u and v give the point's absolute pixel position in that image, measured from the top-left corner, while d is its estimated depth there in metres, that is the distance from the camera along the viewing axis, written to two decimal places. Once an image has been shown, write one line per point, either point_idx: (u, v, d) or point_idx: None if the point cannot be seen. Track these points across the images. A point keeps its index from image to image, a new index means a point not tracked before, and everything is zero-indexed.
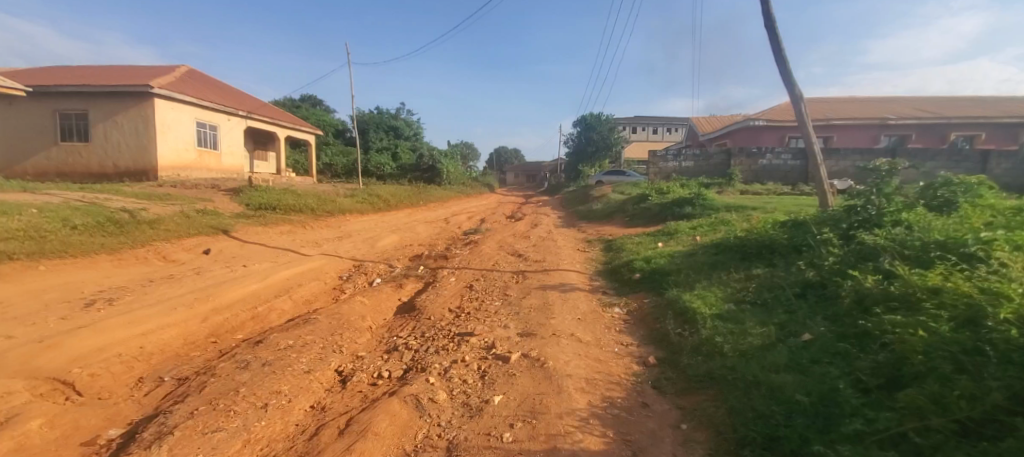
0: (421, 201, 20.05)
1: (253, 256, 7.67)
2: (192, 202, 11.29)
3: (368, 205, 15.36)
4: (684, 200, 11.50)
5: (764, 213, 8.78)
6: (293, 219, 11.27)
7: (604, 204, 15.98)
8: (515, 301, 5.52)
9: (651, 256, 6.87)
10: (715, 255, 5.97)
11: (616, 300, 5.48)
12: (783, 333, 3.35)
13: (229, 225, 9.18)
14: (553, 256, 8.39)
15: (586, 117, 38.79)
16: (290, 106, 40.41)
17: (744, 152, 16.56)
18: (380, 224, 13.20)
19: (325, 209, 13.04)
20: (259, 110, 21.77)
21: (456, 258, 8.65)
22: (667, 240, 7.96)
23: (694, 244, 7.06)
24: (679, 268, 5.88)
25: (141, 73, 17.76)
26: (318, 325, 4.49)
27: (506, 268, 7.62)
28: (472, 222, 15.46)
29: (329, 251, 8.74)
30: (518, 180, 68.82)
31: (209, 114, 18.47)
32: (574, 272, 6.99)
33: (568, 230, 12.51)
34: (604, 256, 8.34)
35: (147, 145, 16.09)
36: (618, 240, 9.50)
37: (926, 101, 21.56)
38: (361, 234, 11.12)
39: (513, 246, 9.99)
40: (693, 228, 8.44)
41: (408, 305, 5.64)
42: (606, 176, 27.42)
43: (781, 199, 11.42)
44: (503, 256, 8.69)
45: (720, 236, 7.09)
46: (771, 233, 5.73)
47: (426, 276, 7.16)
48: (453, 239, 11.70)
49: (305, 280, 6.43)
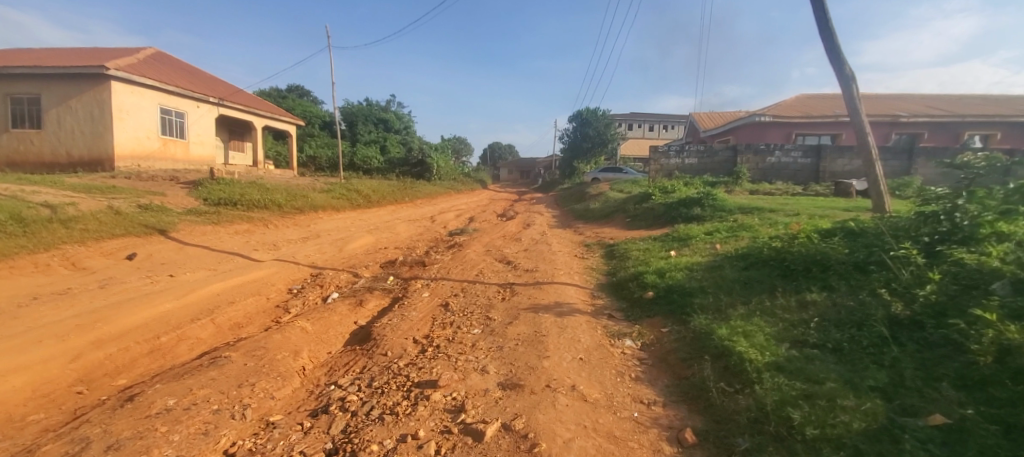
0: (406, 197, 18.73)
1: (189, 262, 6.41)
2: (138, 196, 9.96)
3: (346, 201, 14.09)
4: (693, 201, 10.47)
5: (788, 217, 7.72)
6: (255, 217, 10.00)
7: (603, 202, 14.84)
8: (498, 328, 4.36)
9: (665, 268, 5.71)
10: (747, 271, 4.84)
11: (627, 329, 4.32)
12: (896, 410, 2.21)
13: (171, 223, 7.89)
14: (547, 265, 7.25)
15: (583, 112, 37.52)
16: (275, 96, 38.80)
17: (752, 148, 15.59)
18: (356, 223, 11.94)
19: (295, 206, 11.75)
20: (233, 98, 20.34)
21: (435, 265, 7.45)
22: (678, 248, 6.84)
23: (715, 254, 5.94)
24: (704, 286, 4.75)
25: (100, 55, 16.29)
26: (225, 368, 3.26)
27: (491, 279, 6.46)
28: (459, 222, 14.22)
29: (287, 255, 7.51)
30: (512, 176, 67.81)
31: (175, 99, 17.03)
32: (573, 287, 5.83)
33: (563, 232, 11.35)
34: (606, 264, 7.22)
35: (102, 132, 14.64)
36: (620, 246, 8.33)
37: (938, 99, 20.71)
38: (332, 235, 9.87)
39: (502, 250, 8.80)
40: (708, 233, 7.34)
41: (362, 330, 4.43)
42: (602, 173, 26.40)
43: (798, 200, 10.41)
44: (489, 264, 7.54)
45: (745, 245, 6.00)
46: (819, 245, 4.62)
47: (395, 289, 5.97)
48: (436, 241, 10.49)
49: (242, 295, 5.21)
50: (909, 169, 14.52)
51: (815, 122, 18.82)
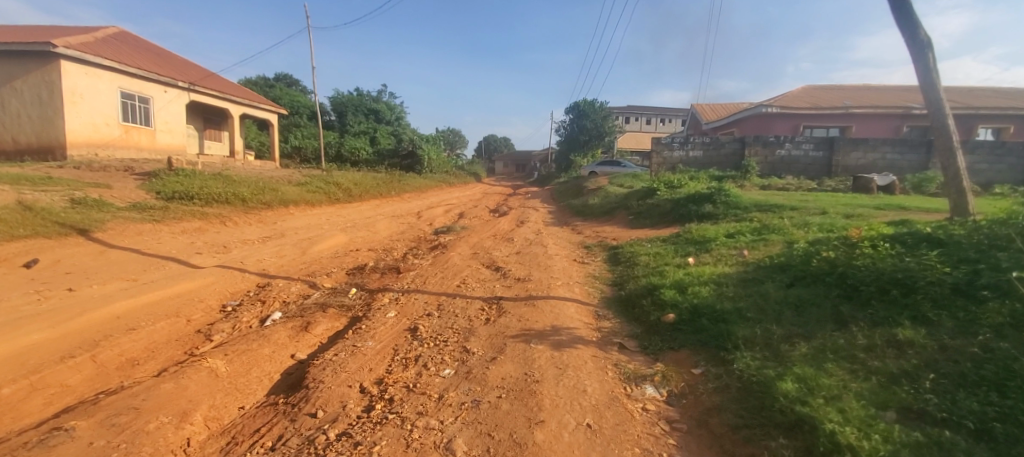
0: (392, 190, 17.55)
1: (104, 272, 5.30)
2: (77, 189, 8.82)
3: (323, 195, 12.97)
4: (702, 197, 9.50)
5: (819, 218, 6.70)
6: (212, 212, 8.87)
7: (602, 197, 13.80)
8: (476, 368, 3.28)
9: (685, 280, 4.66)
10: (796, 290, 3.80)
11: (646, 371, 3.25)
12: None
13: (98, 223, 6.82)
14: (541, 272, 6.20)
15: (580, 103, 36.36)
16: (261, 84, 37.28)
17: (760, 140, 14.61)
18: (331, 220, 10.81)
19: (263, 200, 10.61)
20: (206, 83, 18.95)
21: (411, 272, 6.37)
22: (693, 253, 5.83)
23: (744, 263, 4.90)
24: (742, 309, 3.71)
25: (53, 34, 14.92)
26: (53, 454, 2.18)
27: (474, 292, 5.38)
28: (447, 218, 13.10)
29: (235, 259, 6.41)
30: (507, 170, 66.73)
31: (138, 83, 15.75)
32: (573, 303, 4.76)
33: (560, 231, 10.29)
34: (612, 272, 6.19)
35: (53, 118, 13.32)
36: (624, 250, 7.27)
37: (951, 91, 19.73)
38: (299, 234, 8.76)
39: (491, 253, 7.72)
40: (731, 235, 6.31)
41: (297, 373, 3.32)
42: (600, 167, 25.36)
43: (818, 196, 9.44)
44: (474, 271, 6.49)
45: (779, 252, 4.96)
46: (893, 256, 3.55)
47: (355, 306, 4.87)
48: (418, 241, 9.40)
49: (151, 319, 4.10)
50: (927, 163, 13.52)
51: (824, 114, 17.86)
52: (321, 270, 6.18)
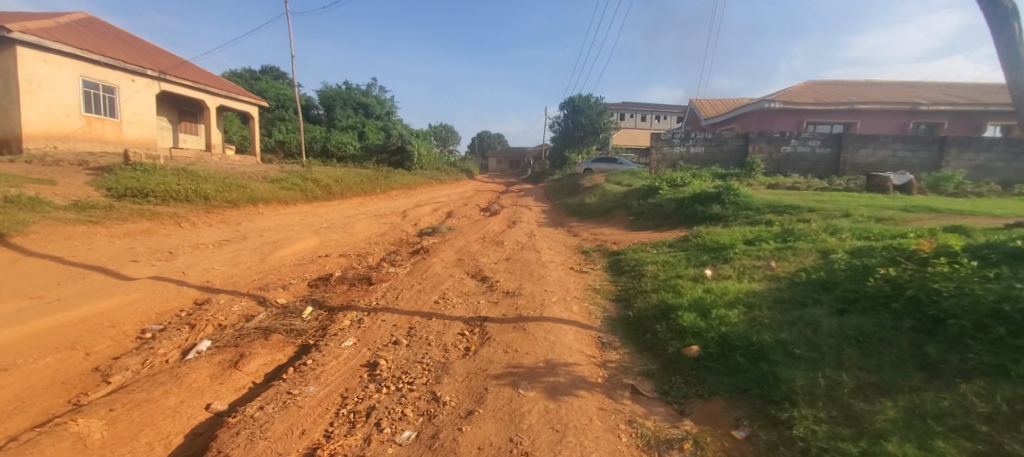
0: (378, 187, 16.62)
1: (8, 285, 4.43)
2: (14, 184, 7.86)
3: (299, 192, 12.06)
4: (710, 197, 8.73)
5: (847, 222, 5.95)
6: (167, 212, 7.96)
7: (599, 196, 12.98)
8: (442, 432, 2.42)
9: (707, 300, 3.84)
10: (855, 317, 3.00)
11: (671, 432, 2.42)
12: None
13: (22, 225, 5.90)
14: (532, 284, 5.39)
15: (575, 99, 35.54)
16: (246, 77, 36.01)
17: (765, 136, 13.92)
18: (304, 221, 9.93)
19: (229, 197, 9.69)
20: (178, 72, 17.83)
21: (382, 284, 5.52)
22: (709, 263, 5.04)
23: (775, 279, 4.10)
24: (789, 344, 2.89)
25: (9, 19, 13.79)
26: None
27: (454, 311, 4.54)
28: (434, 218, 12.23)
29: (177, 269, 5.54)
30: (500, 166, 66.03)
31: (103, 71, 14.65)
32: (570, 327, 3.94)
33: (555, 233, 9.50)
34: (616, 285, 5.38)
35: (8, 108, 12.25)
36: (628, 257, 6.46)
37: (957, 87, 19.12)
38: (264, 237, 7.87)
39: (477, 259, 6.89)
40: (750, 242, 5.53)
41: (201, 439, 2.44)
42: (595, 163, 24.63)
43: (835, 197, 8.70)
44: (456, 282, 5.66)
45: (814, 264, 4.19)
46: (991, 280, 2.73)
47: (307, 331, 4.00)
48: (398, 245, 8.54)
49: (37, 355, 3.29)
50: (940, 161, 12.87)
51: (829, 110, 17.17)
52: (276, 282, 5.34)
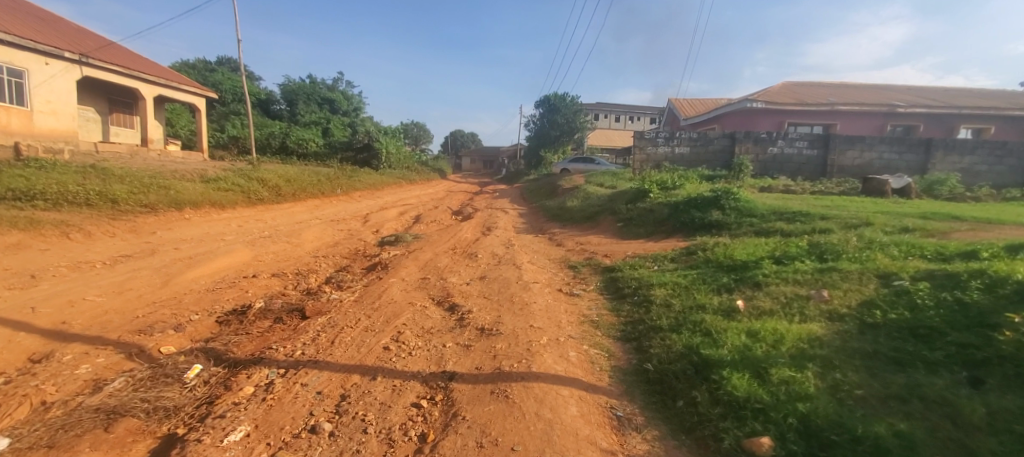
0: (339, 188, 15.05)
1: None
2: None
3: (239, 193, 10.49)
4: (708, 202, 7.84)
5: (881, 235, 5.08)
6: (50, 220, 6.36)
7: (582, 198, 11.97)
8: None
9: (761, 354, 2.76)
10: (1003, 398, 2.03)
11: None
12: None
13: None
14: (513, 317, 4.23)
15: (551, 96, 34.58)
16: (199, 67, 33.34)
17: (751, 136, 13.33)
18: (241, 228, 8.44)
19: (144, 200, 8.10)
20: (103, 56, 15.62)
21: (317, 319, 4.21)
22: (736, 291, 3.99)
23: (840, 318, 3.07)
24: (927, 448, 1.84)
25: None
26: None
27: (408, 364, 3.29)
28: (399, 223, 10.86)
29: (28, 302, 4.08)
30: (475, 165, 64.56)
31: (6, 51, 12.49)
32: (571, 394, 2.78)
33: (535, 241, 8.42)
34: (618, 317, 4.27)
35: None
36: (626, 276, 5.40)
37: (929, 90, 19.27)
38: (178, 251, 6.39)
39: (445, 278, 5.68)
40: (777, 259, 4.53)
41: None
42: (572, 164, 23.79)
43: (841, 202, 7.97)
44: (416, 314, 4.43)
45: (884, 296, 3.22)
46: None
47: (182, 408, 2.66)
48: (353, 257, 7.24)
49: None
50: (925, 164, 12.59)
51: (809, 110, 16.84)
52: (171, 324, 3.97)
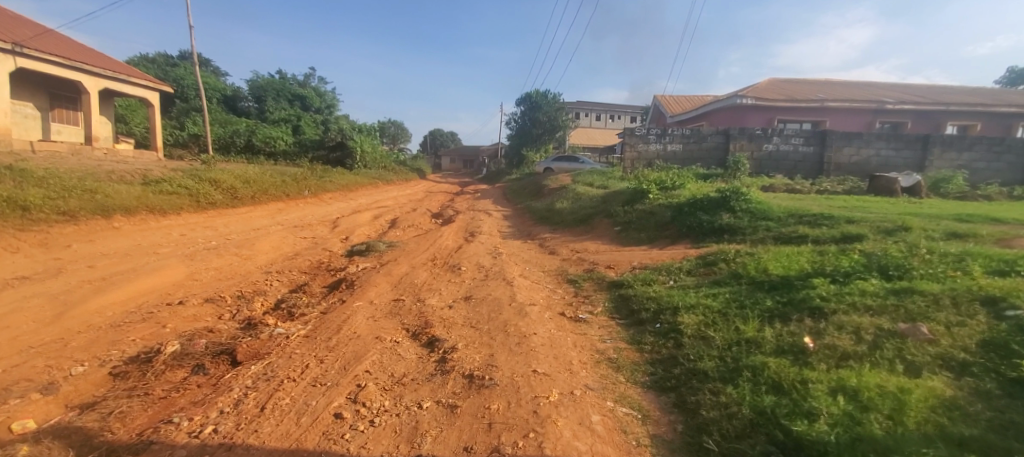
0: (306, 189, 13.75)
1: None
2: None
3: (186, 196, 9.19)
4: (717, 203, 7.07)
5: (937, 242, 4.34)
6: None
7: (572, 199, 11.11)
8: None
9: (884, 433, 1.87)
10: None
11: None
12: None
13: None
14: (509, 359, 3.26)
15: (532, 95, 33.68)
16: (157, 62, 31.12)
17: (746, 132, 12.75)
18: (183, 238, 7.23)
19: (61, 207, 6.81)
20: (39, 44, 13.93)
21: (248, 369, 3.15)
22: (794, 321, 3.14)
23: (966, 370, 2.22)
24: None
25: None
26: None
27: (365, 445, 2.29)
28: (372, 229, 9.78)
29: None
30: (455, 165, 63.18)
31: None
32: None
33: (525, 249, 7.49)
34: (642, 354, 3.36)
35: None
36: (640, 294, 4.51)
37: (913, 87, 19.20)
38: (91, 271, 5.20)
39: (422, 300, 4.69)
40: (831, 277, 3.70)
41: None
42: (556, 163, 22.98)
43: (858, 202, 7.34)
44: (382, 354, 3.42)
45: (1011, 335, 2.40)
46: None
47: None
48: (313, 272, 6.15)
49: None
50: (923, 161, 12.24)
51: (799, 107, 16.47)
52: (32, 393, 2.83)
